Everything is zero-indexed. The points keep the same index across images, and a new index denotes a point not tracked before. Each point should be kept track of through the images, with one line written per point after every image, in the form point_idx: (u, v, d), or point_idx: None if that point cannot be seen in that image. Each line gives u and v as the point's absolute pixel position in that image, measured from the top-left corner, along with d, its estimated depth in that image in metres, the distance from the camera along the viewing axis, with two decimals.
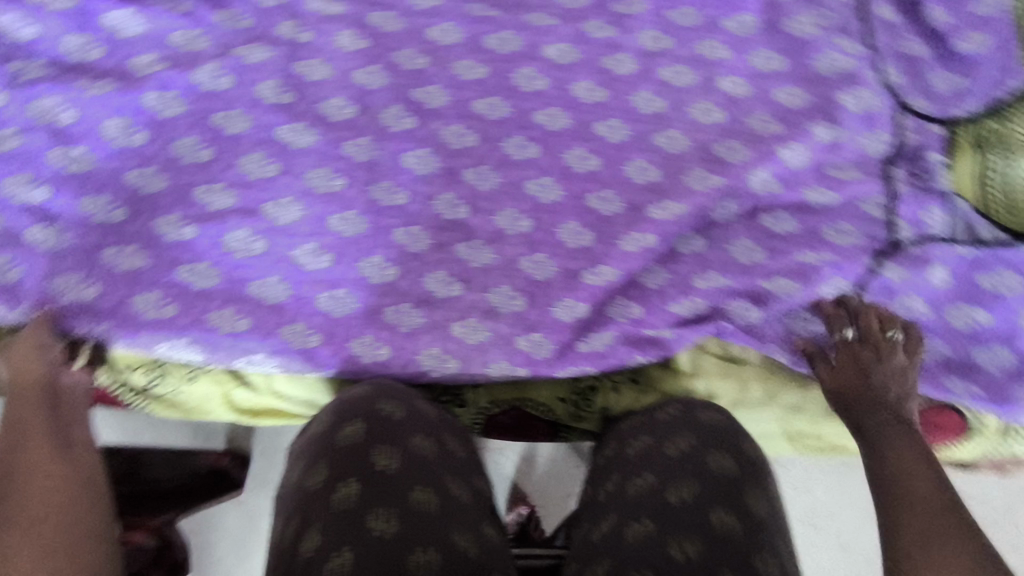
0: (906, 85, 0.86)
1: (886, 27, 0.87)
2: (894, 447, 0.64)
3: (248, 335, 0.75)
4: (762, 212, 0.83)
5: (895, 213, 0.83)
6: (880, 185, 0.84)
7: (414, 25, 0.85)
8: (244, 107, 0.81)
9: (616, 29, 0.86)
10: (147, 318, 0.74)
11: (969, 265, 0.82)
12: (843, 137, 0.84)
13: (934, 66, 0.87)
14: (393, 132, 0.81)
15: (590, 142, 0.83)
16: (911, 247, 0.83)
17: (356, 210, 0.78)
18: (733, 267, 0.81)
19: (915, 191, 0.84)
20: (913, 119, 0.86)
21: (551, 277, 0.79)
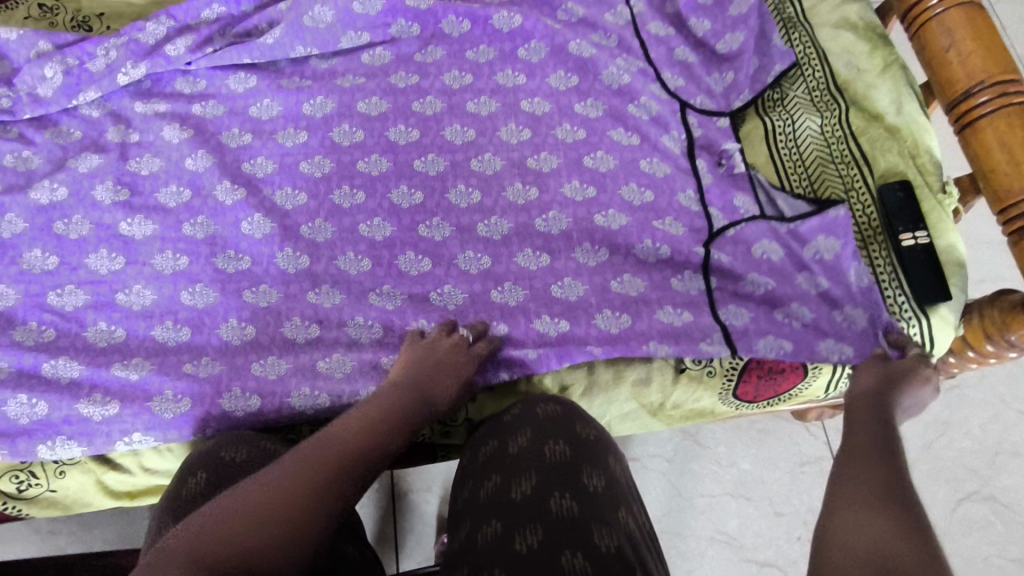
0: (686, 86, 0.97)
1: (657, 40, 0.99)
2: (859, 443, 0.64)
3: (122, 417, 0.76)
4: (592, 214, 0.90)
5: (707, 204, 0.91)
6: (693, 182, 0.92)
7: (235, 107, 0.94)
8: (84, 212, 0.86)
9: (418, 75, 0.96)
10: (19, 426, 0.76)
11: (784, 237, 0.88)
12: (641, 139, 0.94)
13: (705, 69, 0.99)
14: (228, 205, 0.88)
15: (411, 178, 0.90)
16: (727, 231, 0.89)
17: (203, 281, 0.84)
18: (585, 272, 0.87)
19: (720, 180, 0.93)
20: (696, 116, 0.96)
21: (401, 304, 0.85)
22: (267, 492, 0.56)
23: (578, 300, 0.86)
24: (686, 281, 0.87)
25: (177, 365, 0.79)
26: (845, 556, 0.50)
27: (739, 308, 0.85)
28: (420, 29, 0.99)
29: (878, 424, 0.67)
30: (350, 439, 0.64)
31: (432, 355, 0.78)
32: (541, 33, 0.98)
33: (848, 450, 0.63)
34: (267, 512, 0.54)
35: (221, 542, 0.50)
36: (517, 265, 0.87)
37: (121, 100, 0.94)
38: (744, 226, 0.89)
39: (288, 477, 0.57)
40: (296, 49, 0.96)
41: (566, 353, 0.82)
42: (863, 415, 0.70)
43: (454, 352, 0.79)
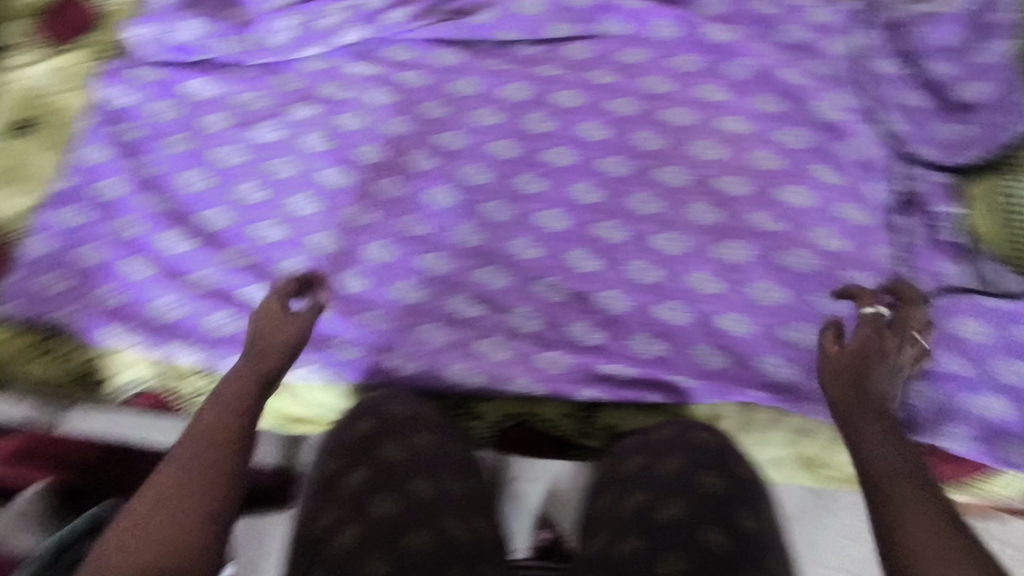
0: (912, 133, 0.88)
1: (886, 82, 0.91)
2: (881, 463, 0.60)
3: (301, 349, 0.83)
4: (781, 253, 0.84)
5: (910, 263, 0.83)
6: (889, 239, 0.84)
7: (436, 81, 0.95)
8: (294, 155, 0.92)
9: (618, 75, 0.92)
10: (220, 337, 0.83)
11: (997, 318, 0.80)
12: (852, 181, 0.86)
13: (938, 118, 0.89)
14: (420, 171, 0.91)
15: (595, 176, 0.89)
16: (930, 298, 0.82)
17: (387, 239, 0.88)
18: (757, 310, 0.83)
19: (929, 244, 0.84)
20: (921, 168, 0.88)
21: (565, 299, 0.85)
22: (205, 463, 0.62)
23: (747, 338, 0.82)
24: None
25: (352, 314, 0.85)
26: None
27: (925, 387, 0.80)
28: (629, 28, 0.95)
29: (901, 433, 0.63)
30: (222, 399, 0.69)
31: (268, 312, 0.78)
32: (759, 47, 0.92)
33: (874, 474, 0.60)
34: (203, 483, 0.61)
35: (173, 522, 0.58)
36: (689, 286, 0.84)
37: (337, 58, 0.98)
38: (945, 297, 0.82)
39: (217, 446, 0.64)
40: (501, 33, 0.96)
41: (724, 391, 0.79)
42: (859, 420, 0.66)
43: (278, 310, 0.78)
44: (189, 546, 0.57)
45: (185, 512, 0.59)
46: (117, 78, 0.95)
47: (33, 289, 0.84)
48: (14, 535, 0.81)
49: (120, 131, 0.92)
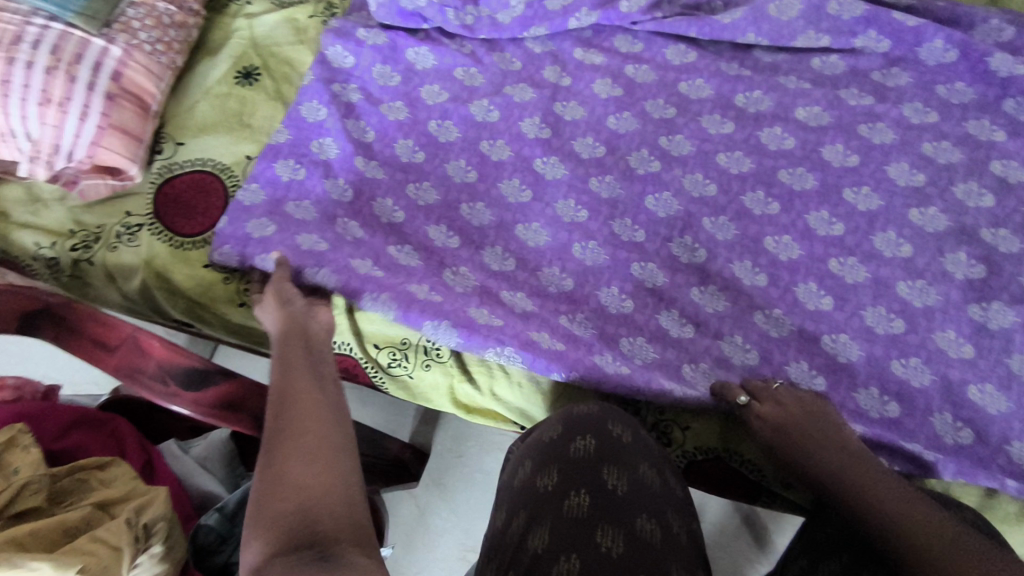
0: None
1: None
2: (896, 516, 0.58)
3: (502, 333, 0.76)
4: None
5: None
6: None
7: (666, 78, 0.92)
8: (508, 139, 0.89)
9: (875, 98, 0.86)
10: (419, 299, 0.77)
11: None
12: None
13: None
14: (639, 174, 0.86)
15: (836, 207, 0.81)
16: None
17: (597, 241, 0.83)
18: (1019, 387, 0.72)
19: None
20: None
21: (787, 336, 0.77)
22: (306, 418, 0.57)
23: (998, 416, 0.71)
24: None
25: (555, 315, 0.79)
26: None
27: None
28: (890, 46, 0.88)
29: (897, 484, 0.61)
30: (290, 367, 0.64)
31: (280, 292, 0.73)
32: None
33: (902, 526, 0.57)
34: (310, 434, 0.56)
35: (303, 473, 0.52)
36: (932, 342, 0.74)
37: (564, 43, 0.96)
38: None
39: (311, 399, 0.60)
40: (747, 36, 0.91)
41: (968, 472, 0.69)
42: (855, 473, 0.63)
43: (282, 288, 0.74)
44: (330, 492, 0.51)
45: (310, 459, 0.53)
46: (341, 38, 0.94)
47: (247, 235, 0.80)
48: (191, 476, 0.80)
49: (336, 90, 0.91)
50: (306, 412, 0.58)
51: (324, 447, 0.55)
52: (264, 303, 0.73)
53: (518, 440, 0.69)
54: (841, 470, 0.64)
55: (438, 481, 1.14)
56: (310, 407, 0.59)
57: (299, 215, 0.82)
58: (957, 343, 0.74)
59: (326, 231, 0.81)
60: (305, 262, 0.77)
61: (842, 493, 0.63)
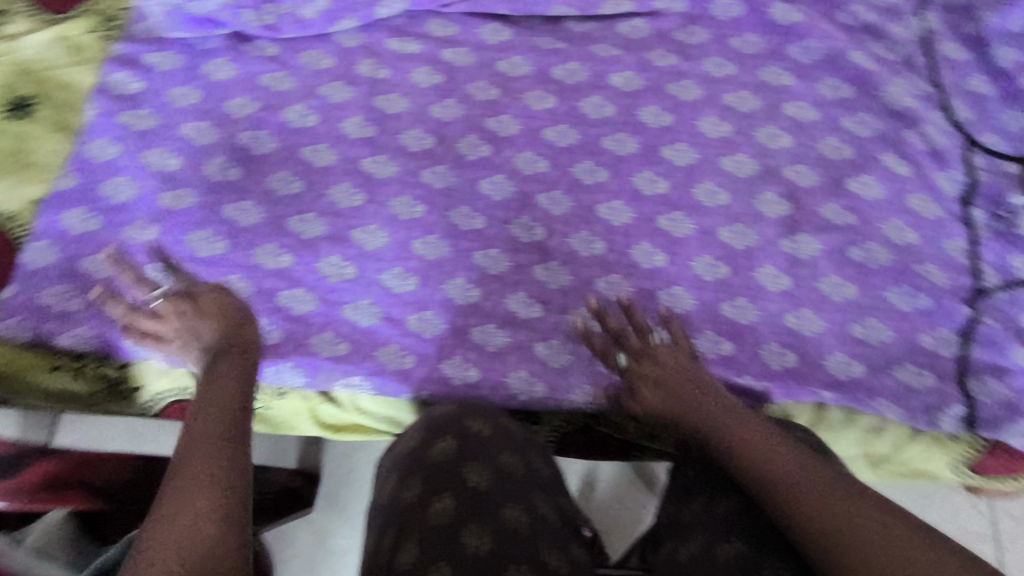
0: (973, 120, 0.87)
1: (950, 64, 0.89)
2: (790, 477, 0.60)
3: (347, 359, 0.77)
4: (851, 245, 0.82)
5: (979, 259, 0.81)
6: (963, 230, 0.82)
7: (484, 59, 0.91)
8: (330, 142, 0.85)
9: (680, 57, 0.90)
10: None
11: None
12: (915, 170, 0.84)
13: (1001, 105, 0.87)
14: (470, 160, 0.85)
15: (657, 166, 0.85)
16: (998, 292, 0.79)
17: (436, 235, 0.82)
18: (827, 305, 0.80)
19: (999, 237, 0.82)
20: (984, 156, 0.85)
21: (628, 298, 0.81)
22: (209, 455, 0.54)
23: (813, 335, 0.79)
24: (939, 338, 0.78)
25: (402, 319, 0.79)
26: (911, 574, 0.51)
27: (995, 383, 0.76)
28: (687, 6, 0.92)
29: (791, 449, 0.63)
30: (201, 394, 0.60)
31: (187, 314, 0.68)
32: (823, 34, 0.90)
33: (789, 484, 0.59)
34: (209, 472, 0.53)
35: (202, 523, 0.50)
36: (755, 280, 0.81)
37: (377, 34, 0.92)
38: (1020, 291, 0.79)
39: (228, 431, 0.57)
40: (556, 7, 0.92)
41: (792, 390, 0.77)
42: (748, 441, 0.64)
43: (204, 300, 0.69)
44: (225, 544, 0.50)
45: (215, 503, 0.51)
46: (127, 65, 0.87)
47: (39, 304, 0.75)
48: (29, 568, 0.71)
49: (126, 122, 0.84)
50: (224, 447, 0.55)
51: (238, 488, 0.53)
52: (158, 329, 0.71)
53: (385, 451, 0.68)
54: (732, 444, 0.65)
55: (333, 502, 1.10)
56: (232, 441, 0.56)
57: (97, 272, 0.77)
58: (774, 277, 0.81)
59: (134, 291, 0.77)
60: (120, 332, 0.74)
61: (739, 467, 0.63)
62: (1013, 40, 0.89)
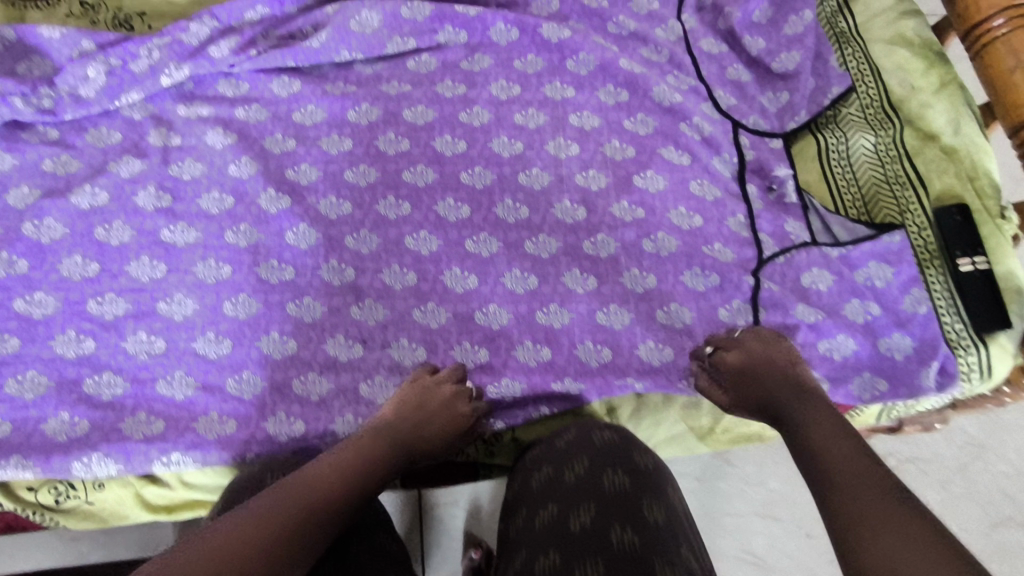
0: (736, 105, 0.95)
1: (709, 58, 0.98)
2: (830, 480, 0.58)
3: (162, 438, 0.74)
4: (643, 237, 0.88)
5: (759, 229, 0.88)
6: (743, 206, 0.89)
7: (279, 112, 0.94)
8: (124, 218, 0.85)
9: (466, 85, 0.96)
10: (59, 444, 0.73)
11: (842, 266, 0.86)
12: (692, 159, 0.91)
13: (758, 88, 0.97)
14: (272, 214, 0.86)
15: (457, 191, 0.89)
16: (778, 258, 0.86)
17: (246, 292, 0.82)
18: (631, 297, 0.85)
19: (773, 207, 0.89)
20: (752, 136, 0.93)
21: (445, 323, 0.83)
22: (243, 529, 0.54)
23: (623, 328, 0.84)
24: (734, 311, 0.84)
25: (220, 385, 0.78)
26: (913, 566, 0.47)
27: (786, 340, 0.82)
28: (468, 36, 0.98)
29: (869, 474, 0.57)
30: (296, 490, 0.60)
31: (428, 386, 0.77)
32: (593, 44, 0.96)
33: (830, 489, 0.57)
34: (231, 552, 0.53)
35: None
36: (563, 285, 0.86)
37: (164, 102, 0.93)
38: (795, 253, 0.86)
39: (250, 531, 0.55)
40: (341, 53, 0.95)
41: (605, 385, 0.81)
42: (828, 446, 0.62)
43: (454, 398, 0.77)
44: None
45: None
46: None
47: None
48: None
49: None
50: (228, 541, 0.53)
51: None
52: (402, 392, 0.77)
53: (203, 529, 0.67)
54: (815, 443, 0.63)
55: None
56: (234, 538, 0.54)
57: None
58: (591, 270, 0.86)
59: None
60: None
61: (814, 478, 0.60)
62: (758, 30, 0.98)
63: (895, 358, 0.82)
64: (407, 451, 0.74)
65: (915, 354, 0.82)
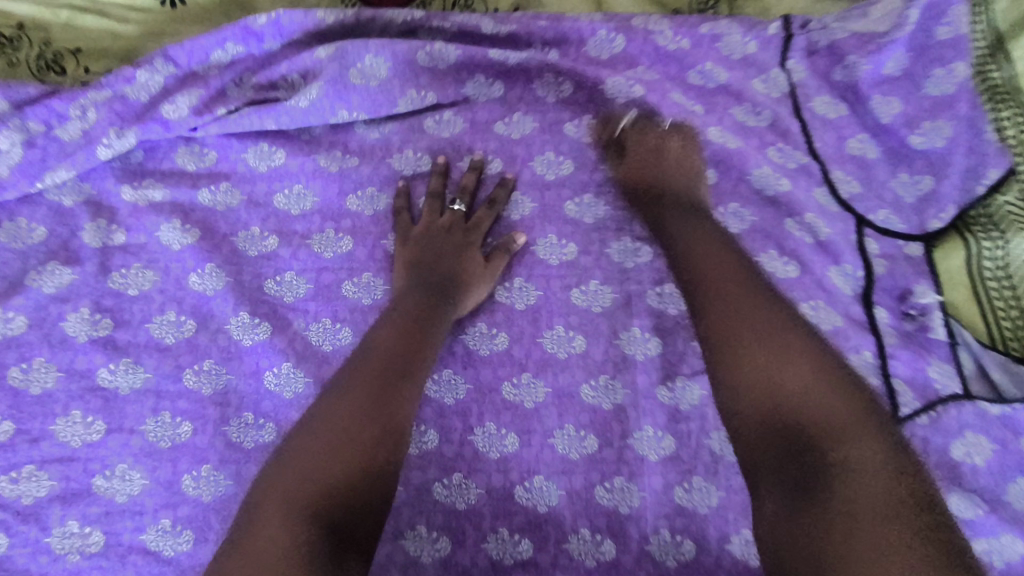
0: (861, 194, 0.71)
1: (826, 125, 0.73)
2: (741, 293, 0.57)
3: None
4: None
5: (892, 376, 0.66)
6: (872, 341, 0.67)
7: (256, 195, 0.71)
8: (49, 354, 0.64)
9: (502, 157, 0.72)
10: None
11: (1005, 433, 0.64)
12: (804, 273, 0.69)
13: (889, 169, 0.72)
14: (247, 348, 0.65)
15: (491, 315, 0.68)
16: (918, 419, 0.65)
17: (211, 463, 0.62)
18: (720, 467, 0.65)
19: (910, 345, 0.67)
20: (881, 241, 0.70)
21: (475, 503, 0.64)
22: (309, 441, 0.51)
23: (710, 511, 0.64)
24: None
25: None
26: (816, 401, 0.49)
27: None
28: (505, 88, 0.73)
29: (751, 282, 0.58)
30: (340, 378, 0.55)
31: (438, 234, 0.67)
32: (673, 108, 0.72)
33: (728, 309, 0.56)
34: (305, 465, 0.50)
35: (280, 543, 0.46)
36: (630, 450, 0.65)
37: (104, 180, 0.70)
38: (941, 411, 0.65)
39: (314, 436, 0.51)
40: (338, 113, 0.71)
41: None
42: (710, 263, 0.60)
43: (454, 227, 0.68)
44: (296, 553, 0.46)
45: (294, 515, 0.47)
46: None
47: None
48: None
49: None
50: (303, 449, 0.51)
51: (296, 492, 0.48)
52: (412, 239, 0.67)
53: None
54: (694, 251, 0.61)
55: None
56: (306, 442, 0.51)
57: None
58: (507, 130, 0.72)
59: None
60: None
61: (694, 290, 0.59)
62: (890, 87, 0.73)
63: None
64: (448, 291, 0.64)
65: None
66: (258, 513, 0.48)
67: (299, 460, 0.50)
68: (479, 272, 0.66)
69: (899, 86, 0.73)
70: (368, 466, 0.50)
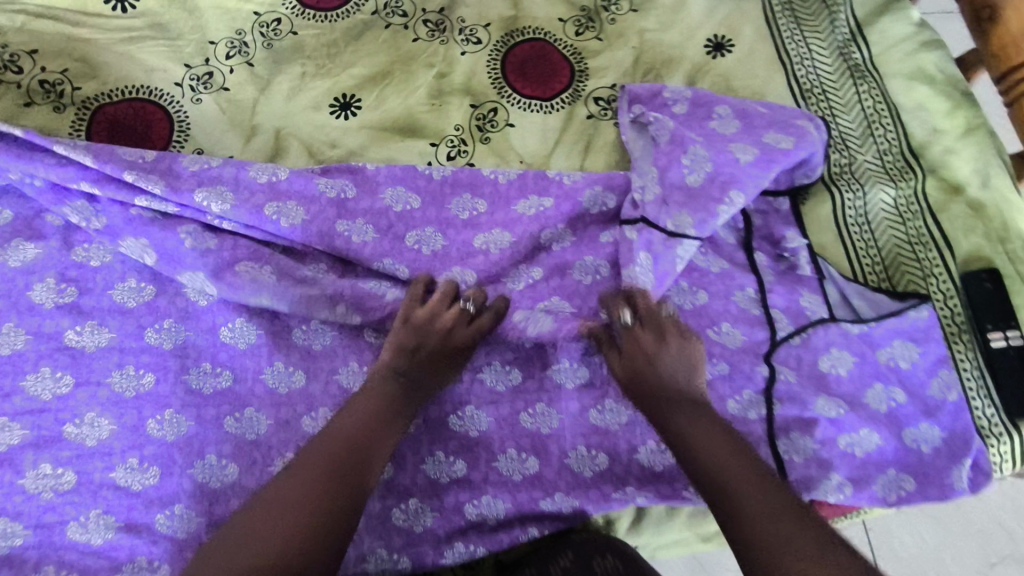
0: None
1: None
2: (724, 464, 0.59)
3: None
4: None
5: (770, 306, 0.77)
6: (753, 278, 0.78)
7: None
8: (18, 318, 0.70)
9: (422, 198, 0.78)
10: None
11: (861, 346, 0.76)
12: None
13: None
14: (203, 308, 0.73)
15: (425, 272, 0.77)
16: (791, 341, 0.76)
17: (173, 407, 0.69)
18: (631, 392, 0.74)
19: (780, 278, 0.79)
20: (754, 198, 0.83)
21: (415, 433, 0.73)
22: (286, 494, 0.58)
23: (621, 428, 0.73)
24: (745, 402, 0.73)
25: (144, 524, 0.66)
26: (786, 532, 0.55)
27: (806, 437, 0.72)
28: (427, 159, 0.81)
29: (757, 476, 0.59)
30: (332, 436, 0.62)
31: (427, 318, 0.69)
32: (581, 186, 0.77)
33: (713, 466, 0.60)
34: (277, 517, 0.57)
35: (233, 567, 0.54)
36: (550, 381, 0.74)
37: None
38: (812, 332, 0.76)
39: (289, 490, 0.58)
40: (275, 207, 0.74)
41: (601, 499, 0.71)
42: (715, 451, 0.60)
43: (453, 328, 0.69)
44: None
45: (252, 548, 0.55)
46: None
47: None
48: None
49: None
50: (280, 506, 0.57)
51: (260, 542, 0.55)
52: (406, 316, 0.70)
53: None
54: (687, 435, 0.62)
55: None
56: (279, 498, 0.58)
57: None
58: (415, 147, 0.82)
59: None
60: None
61: (734, 522, 0.57)
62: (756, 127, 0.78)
63: (923, 451, 0.74)
64: (434, 375, 0.67)
65: (943, 448, 0.74)
66: (232, 530, 0.57)
67: (274, 514, 0.57)
68: (451, 364, 0.68)
69: (773, 121, 0.77)
70: (314, 538, 0.56)
